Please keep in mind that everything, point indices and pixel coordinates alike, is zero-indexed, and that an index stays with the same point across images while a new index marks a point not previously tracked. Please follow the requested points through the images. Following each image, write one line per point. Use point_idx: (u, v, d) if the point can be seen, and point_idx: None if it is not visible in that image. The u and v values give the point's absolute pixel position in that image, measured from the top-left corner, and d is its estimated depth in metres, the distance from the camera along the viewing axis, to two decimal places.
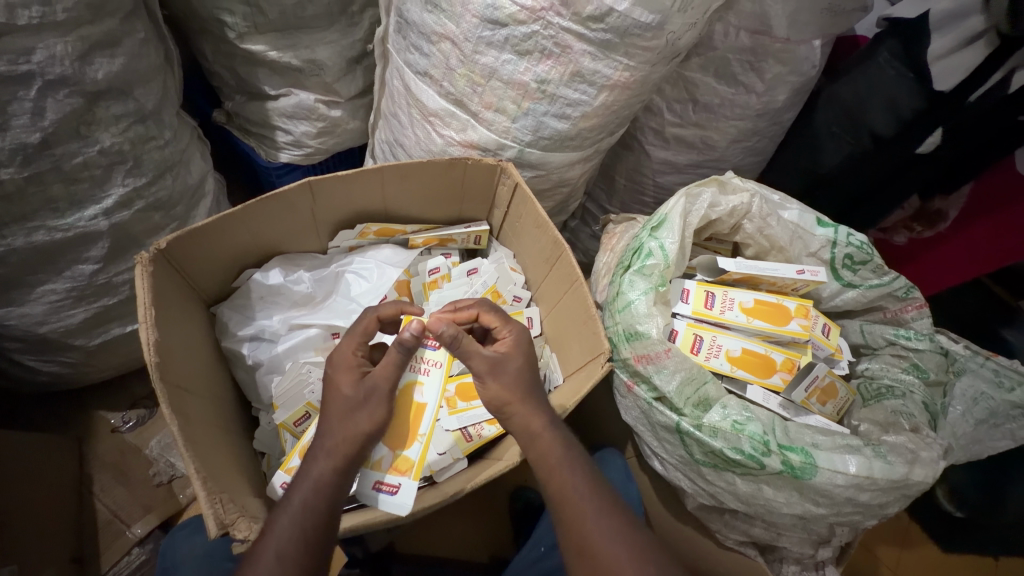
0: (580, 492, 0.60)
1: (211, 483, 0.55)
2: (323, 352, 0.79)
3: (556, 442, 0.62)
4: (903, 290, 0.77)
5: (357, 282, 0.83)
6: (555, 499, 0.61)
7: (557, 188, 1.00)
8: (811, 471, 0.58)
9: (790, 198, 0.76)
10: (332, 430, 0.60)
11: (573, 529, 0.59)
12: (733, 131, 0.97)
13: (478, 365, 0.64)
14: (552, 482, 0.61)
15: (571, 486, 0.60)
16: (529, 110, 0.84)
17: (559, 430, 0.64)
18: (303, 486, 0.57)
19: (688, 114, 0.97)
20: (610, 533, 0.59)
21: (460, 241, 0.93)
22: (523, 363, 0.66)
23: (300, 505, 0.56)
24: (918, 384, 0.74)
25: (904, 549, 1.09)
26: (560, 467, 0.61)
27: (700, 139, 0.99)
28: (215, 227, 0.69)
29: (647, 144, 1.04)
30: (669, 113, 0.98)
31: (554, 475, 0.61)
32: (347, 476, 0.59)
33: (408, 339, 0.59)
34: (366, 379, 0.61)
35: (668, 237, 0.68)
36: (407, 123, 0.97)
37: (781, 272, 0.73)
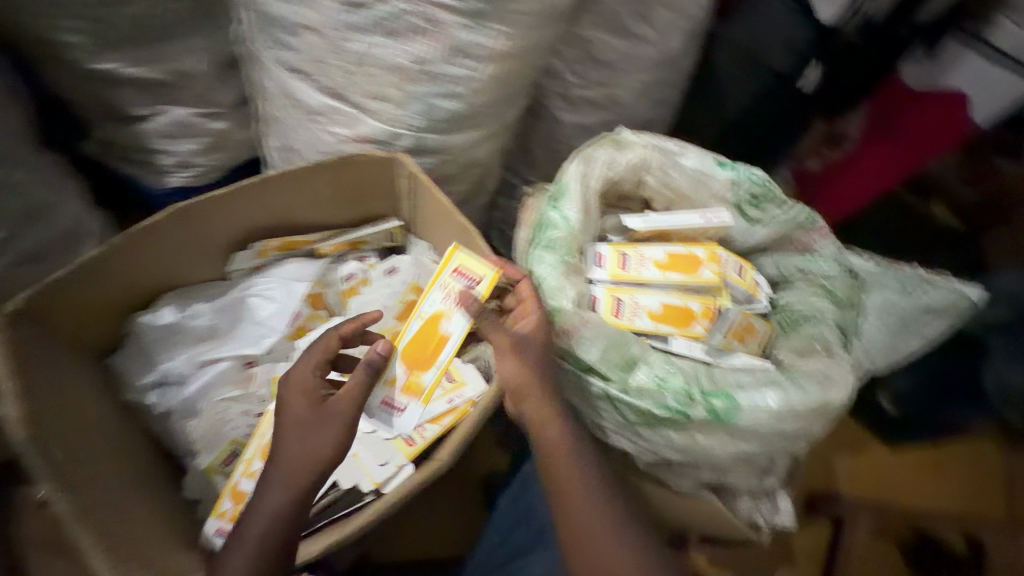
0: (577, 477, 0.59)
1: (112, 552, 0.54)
2: (240, 384, 0.74)
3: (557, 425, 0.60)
4: (806, 218, 0.79)
5: (263, 305, 0.78)
6: (563, 504, 0.58)
7: (467, 170, 0.97)
8: (735, 412, 0.60)
9: (687, 145, 0.76)
10: (288, 455, 0.57)
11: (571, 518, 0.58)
12: (638, 85, 0.96)
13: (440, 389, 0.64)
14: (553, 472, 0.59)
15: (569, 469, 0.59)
16: (416, 94, 0.79)
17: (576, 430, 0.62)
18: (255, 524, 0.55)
19: (590, 74, 0.95)
20: (613, 533, 0.57)
21: (373, 241, 0.89)
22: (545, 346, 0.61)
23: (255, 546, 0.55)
24: (831, 307, 0.76)
25: (860, 455, 1.17)
26: (571, 475, 0.59)
27: (607, 98, 0.98)
28: (84, 272, 0.63)
29: (554, 109, 1.01)
30: (572, 75, 0.96)
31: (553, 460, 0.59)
32: (306, 506, 0.57)
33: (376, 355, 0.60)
34: (325, 405, 0.59)
35: (569, 205, 0.67)
36: (293, 125, 0.91)
37: (689, 220, 0.74)
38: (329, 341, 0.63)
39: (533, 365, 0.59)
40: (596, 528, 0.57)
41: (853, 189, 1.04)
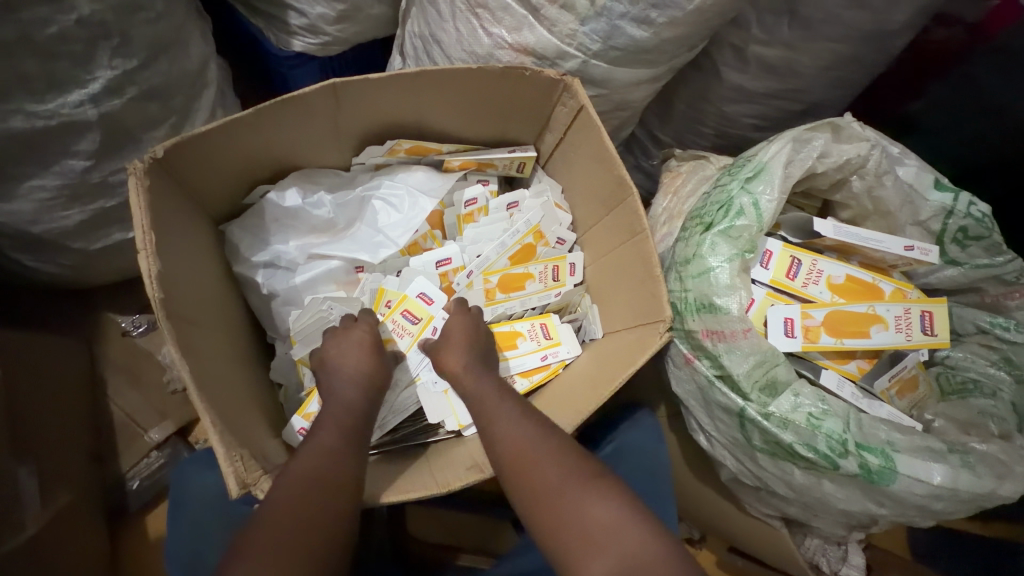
0: (553, 482, 0.51)
1: (229, 433, 0.50)
2: (346, 287, 0.72)
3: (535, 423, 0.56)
4: (1012, 275, 0.66)
5: (385, 211, 0.73)
6: (506, 463, 0.54)
7: (616, 111, 0.85)
8: (891, 477, 0.52)
9: (909, 151, 0.63)
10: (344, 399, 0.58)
11: (553, 527, 0.49)
12: (825, 56, 0.80)
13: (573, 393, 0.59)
14: (521, 472, 0.53)
15: (545, 471, 0.52)
16: (604, 10, 0.67)
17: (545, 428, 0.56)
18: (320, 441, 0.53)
19: (779, 32, 0.78)
20: (599, 504, 0.49)
21: (500, 166, 0.79)
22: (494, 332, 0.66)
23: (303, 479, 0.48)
24: (1007, 381, 0.66)
25: None
26: (530, 456, 0.53)
27: (785, 63, 0.81)
28: (220, 133, 0.57)
29: (719, 64, 0.86)
30: (758, 29, 0.79)
31: (526, 462, 0.53)
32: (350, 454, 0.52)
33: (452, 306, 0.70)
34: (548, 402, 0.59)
35: (764, 191, 0.56)
36: (447, 14, 0.79)
37: (887, 245, 0.63)
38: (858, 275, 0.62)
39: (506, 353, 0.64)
40: (560, 500, 0.50)
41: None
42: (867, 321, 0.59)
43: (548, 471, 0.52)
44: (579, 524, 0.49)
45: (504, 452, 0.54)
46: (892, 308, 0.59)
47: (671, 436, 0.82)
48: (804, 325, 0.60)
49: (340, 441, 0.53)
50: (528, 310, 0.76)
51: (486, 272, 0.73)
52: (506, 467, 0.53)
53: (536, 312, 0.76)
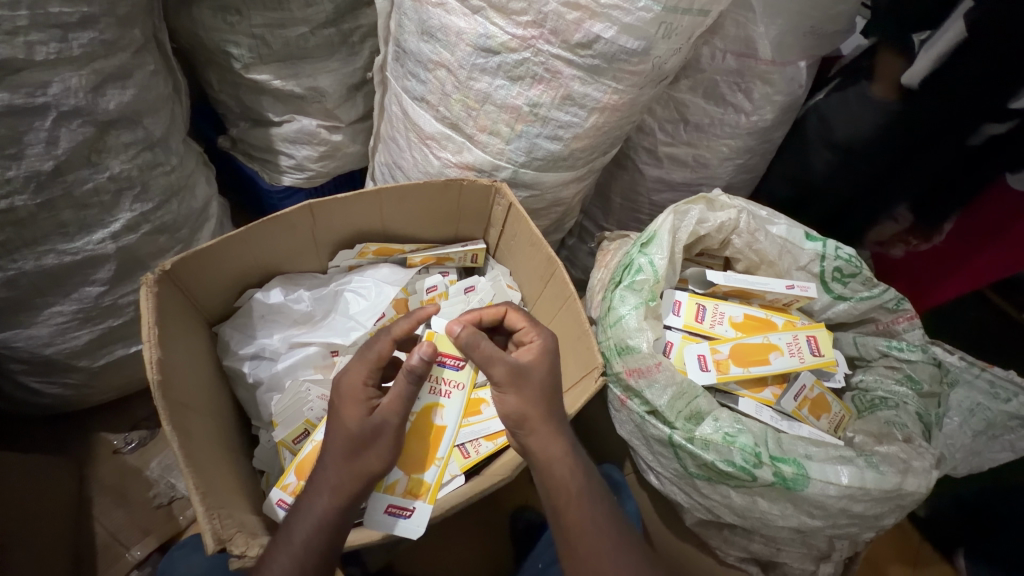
0: (585, 524, 0.62)
1: (211, 499, 0.57)
2: (322, 369, 0.80)
3: (576, 468, 0.64)
4: (893, 302, 0.78)
5: (356, 301, 0.85)
6: (551, 489, 0.63)
7: (551, 207, 1.02)
8: (803, 482, 0.59)
9: (778, 213, 0.78)
10: (335, 465, 0.61)
11: (582, 559, 0.61)
12: (724, 150, 0.99)
13: (499, 373, 0.63)
14: (566, 510, 0.63)
15: (579, 511, 0.63)
16: (523, 132, 0.86)
17: (577, 450, 0.65)
18: (317, 506, 0.59)
19: (679, 134, 1.00)
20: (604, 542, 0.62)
21: (457, 259, 0.94)
22: (548, 376, 0.64)
23: (302, 544, 0.57)
24: (912, 395, 0.74)
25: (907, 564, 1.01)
26: (579, 495, 0.63)
27: (692, 157, 1.01)
28: (217, 249, 0.72)
29: (639, 162, 1.06)
30: (661, 133, 1.01)
31: (571, 505, 0.63)
32: (348, 513, 0.60)
33: (417, 365, 0.60)
34: (523, 373, 0.63)
35: (657, 252, 0.70)
36: (405, 146, 0.99)
37: (770, 286, 0.75)
38: (755, 315, 0.74)
39: (534, 398, 0.63)
40: (585, 530, 0.62)
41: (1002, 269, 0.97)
42: (766, 350, 0.70)
43: (582, 515, 0.62)
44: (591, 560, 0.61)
45: (549, 487, 0.63)
46: (784, 336, 0.71)
47: (639, 489, 0.87)
48: (715, 359, 0.70)
49: (334, 501, 0.59)
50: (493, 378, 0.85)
51: None
52: (551, 494, 0.63)
53: None
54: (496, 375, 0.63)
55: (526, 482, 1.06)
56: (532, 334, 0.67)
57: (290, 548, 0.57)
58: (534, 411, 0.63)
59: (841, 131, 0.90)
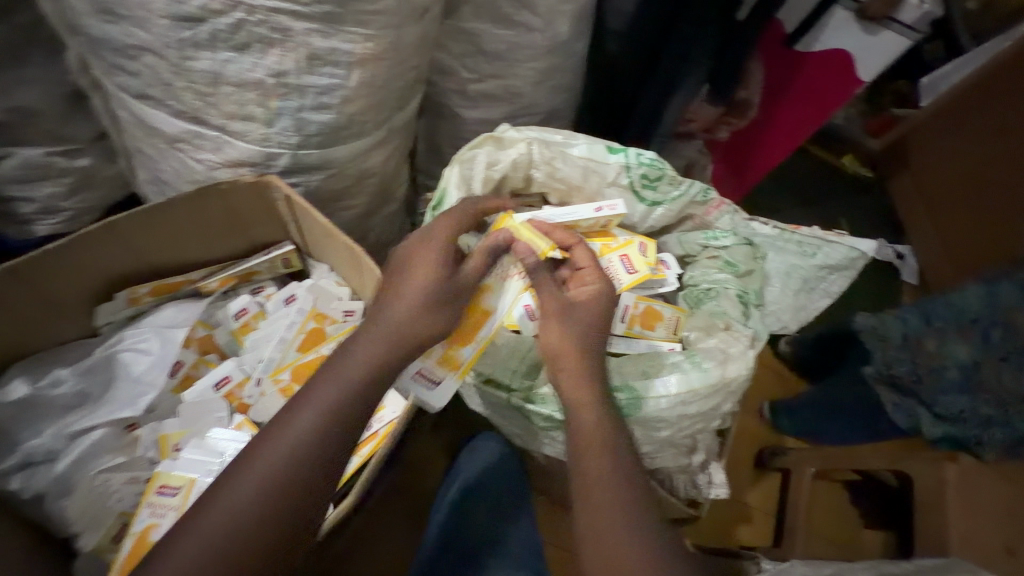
0: (600, 476, 0.53)
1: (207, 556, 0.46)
2: (123, 449, 0.68)
3: (602, 407, 0.57)
4: (700, 194, 0.79)
5: (137, 360, 0.71)
6: (579, 442, 0.55)
7: (361, 182, 0.91)
8: (638, 405, 0.60)
9: (574, 134, 0.74)
10: (318, 404, 0.52)
11: (591, 514, 0.52)
12: (531, 74, 0.92)
13: (547, 304, 0.62)
14: (584, 461, 0.54)
15: (594, 462, 0.54)
16: (281, 109, 0.73)
17: (565, 398, 0.59)
18: (245, 481, 0.49)
19: (481, 66, 0.91)
20: (617, 495, 0.52)
21: (267, 270, 0.82)
22: (597, 301, 0.62)
23: (228, 525, 0.47)
24: (731, 279, 0.77)
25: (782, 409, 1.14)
26: (603, 450, 0.54)
27: (504, 89, 0.95)
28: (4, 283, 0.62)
29: (454, 106, 0.99)
30: (464, 70, 0.93)
31: (590, 454, 0.54)
32: (287, 496, 0.49)
33: (450, 245, 0.60)
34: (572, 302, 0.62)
35: (448, 214, 0.63)
36: (157, 156, 0.82)
37: (581, 214, 0.72)
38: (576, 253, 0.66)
39: (580, 321, 0.60)
40: (595, 491, 0.53)
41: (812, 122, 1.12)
42: None
43: (603, 463, 0.54)
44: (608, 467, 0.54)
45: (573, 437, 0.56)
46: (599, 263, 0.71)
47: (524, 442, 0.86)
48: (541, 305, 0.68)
49: (265, 484, 0.49)
50: None
51: (275, 372, 0.75)
52: (572, 446, 0.55)
53: None
54: (546, 308, 0.62)
55: (429, 466, 1.02)
56: (592, 276, 0.64)
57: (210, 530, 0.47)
58: (576, 334, 0.59)
59: (626, 20, 0.91)
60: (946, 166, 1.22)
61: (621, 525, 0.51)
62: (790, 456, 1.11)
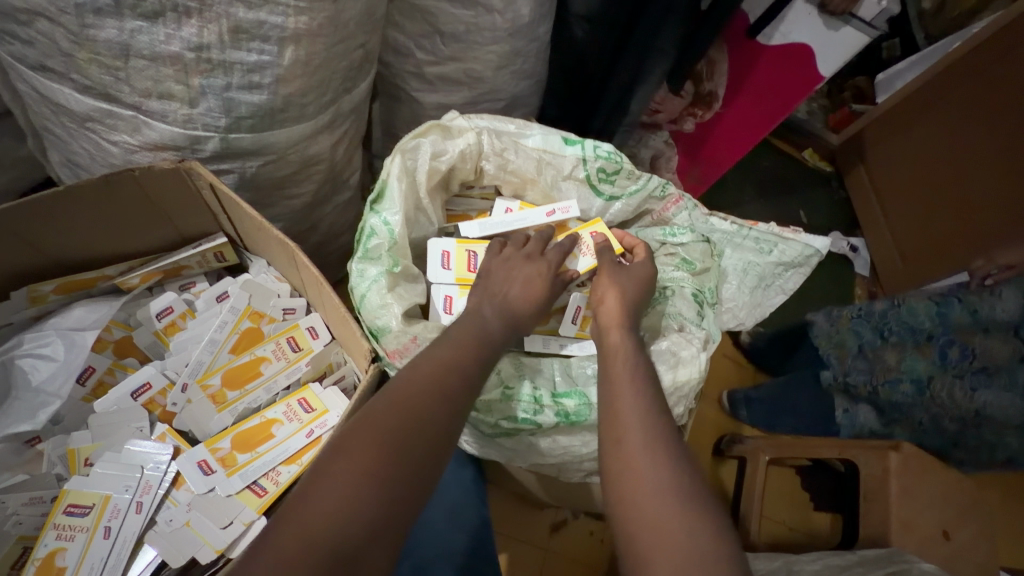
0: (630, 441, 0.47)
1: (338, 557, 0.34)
2: (21, 468, 0.62)
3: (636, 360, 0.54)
4: (658, 189, 0.77)
5: (37, 367, 0.65)
6: (607, 412, 0.50)
7: (305, 169, 0.84)
8: (587, 410, 0.57)
9: (529, 123, 0.70)
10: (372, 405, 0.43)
11: (624, 485, 0.44)
12: (493, 57, 0.87)
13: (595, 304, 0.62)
14: (613, 429, 0.49)
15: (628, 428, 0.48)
16: (205, 87, 0.66)
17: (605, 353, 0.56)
18: (330, 479, 0.37)
19: (439, 48, 0.85)
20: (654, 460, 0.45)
21: (196, 264, 0.76)
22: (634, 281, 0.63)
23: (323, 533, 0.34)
24: (687, 278, 0.75)
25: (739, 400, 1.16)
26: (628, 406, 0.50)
27: (463, 73, 0.89)
28: None
29: (411, 89, 0.93)
30: (421, 51, 0.86)
31: (616, 420, 0.49)
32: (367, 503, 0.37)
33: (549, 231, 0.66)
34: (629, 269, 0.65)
35: (389, 208, 0.58)
36: (67, 135, 0.73)
37: (532, 219, 0.69)
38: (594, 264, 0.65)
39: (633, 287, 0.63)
40: (637, 455, 0.45)
41: (762, 125, 1.13)
42: None
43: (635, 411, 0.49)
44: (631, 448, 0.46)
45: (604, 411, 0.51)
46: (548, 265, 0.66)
47: None
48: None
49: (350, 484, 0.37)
50: (280, 393, 0.72)
51: (203, 378, 0.69)
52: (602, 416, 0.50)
53: (290, 390, 0.71)
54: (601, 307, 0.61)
55: None
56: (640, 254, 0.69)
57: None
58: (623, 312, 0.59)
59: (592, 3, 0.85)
60: (899, 172, 1.26)
61: (672, 495, 0.43)
62: (747, 444, 1.08)
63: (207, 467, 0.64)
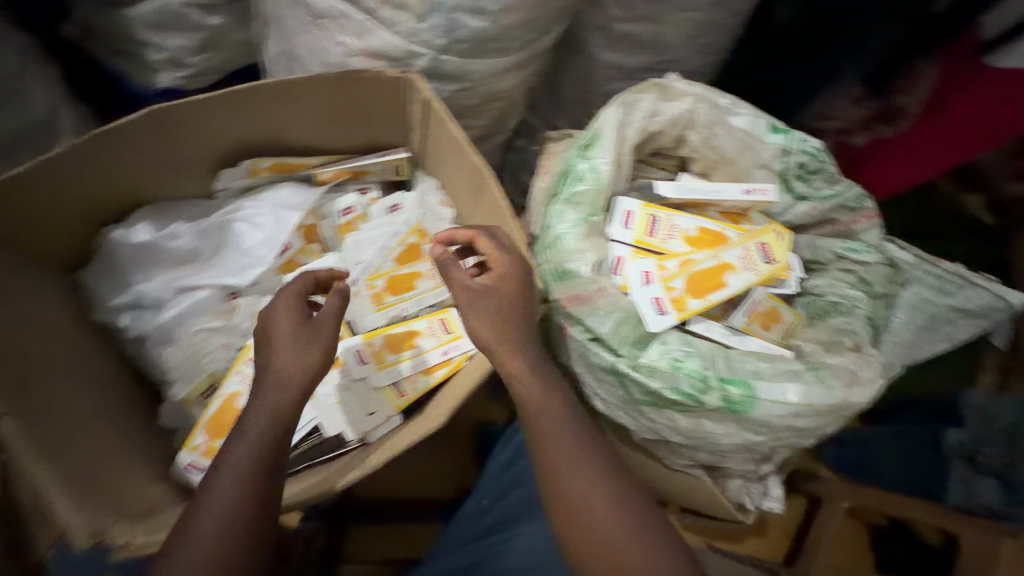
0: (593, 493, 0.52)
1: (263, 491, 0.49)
2: (221, 315, 0.69)
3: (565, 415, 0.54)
4: (854, 200, 0.71)
5: (249, 232, 0.71)
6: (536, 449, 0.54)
7: (487, 104, 0.86)
8: (751, 404, 0.56)
9: (742, 101, 0.67)
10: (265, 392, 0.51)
11: (575, 524, 0.52)
12: (690, 24, 0.82)
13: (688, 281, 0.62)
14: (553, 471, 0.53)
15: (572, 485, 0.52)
16: (437, 4, 0.68)
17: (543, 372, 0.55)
18: (225, 490, 0.48)
19: (636, 7, 0.80)
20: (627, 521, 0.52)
21: (377, 172, 0.79)
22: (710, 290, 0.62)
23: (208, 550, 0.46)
24: (863, 299, 0.70)
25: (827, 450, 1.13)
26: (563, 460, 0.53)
27: (652, 36, 0.85)
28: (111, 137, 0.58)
29: (591, 47, 0.88)
30: (616, 6, 0.82)
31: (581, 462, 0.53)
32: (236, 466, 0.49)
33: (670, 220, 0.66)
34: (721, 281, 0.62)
35: (600, 156, 0.59)
36: (296, 29, 0.79)
37: (729, 193, 0.67)
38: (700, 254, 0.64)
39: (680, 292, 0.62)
40: (597, 506, 0.52)
41: (940, 155, 0.90)
42: (720, 272, 0.62)
43: (579, 472, 0.52)
44: (560, 467, 0.53)
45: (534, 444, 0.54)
46: (737, 251, 0.64)
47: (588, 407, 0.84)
48: (671, 299, 0.60)
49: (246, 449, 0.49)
50: (424, 309, 0.76)
51: (371, 277, 0.74)
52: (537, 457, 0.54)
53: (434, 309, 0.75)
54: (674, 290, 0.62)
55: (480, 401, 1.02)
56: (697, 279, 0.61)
57: (194, 551, 0.46)
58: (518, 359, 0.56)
59: None
60: None
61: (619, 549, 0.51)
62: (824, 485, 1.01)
63: (363, 357, 0.69)
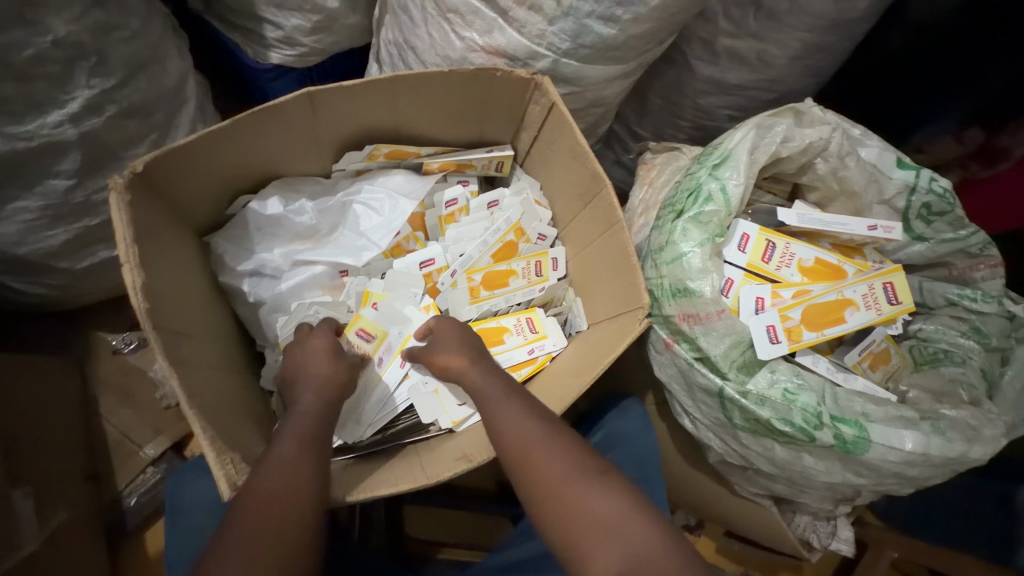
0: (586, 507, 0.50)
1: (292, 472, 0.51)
2: (332, 291, 0.74)
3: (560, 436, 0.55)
4: (978, 247, 0.68)
5: (367, 215, 0.75)
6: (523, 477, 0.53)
7: (591, 109, 0.86)
8: (864, 446, 0.55)
9: (871, 133, 0.66)
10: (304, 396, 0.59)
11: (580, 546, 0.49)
12: (795, 46, 0.77)
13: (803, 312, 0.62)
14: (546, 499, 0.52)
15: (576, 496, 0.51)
16: (571, 9, 0.69)
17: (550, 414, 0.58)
18: (267, 476, 0.49)
19: (745, 23, 0.76)
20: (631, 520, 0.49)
21: (480, 166, 0.81)
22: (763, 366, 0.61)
23: (249, 526, 0.45)
24: (977, 350, 0.68)
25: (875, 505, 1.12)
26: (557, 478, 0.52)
27: (756, 54, 0.79)
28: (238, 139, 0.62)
29: (691, 57, 0.84)
30: (725, 20, 0.77)
31: (560, 481, 0.52)
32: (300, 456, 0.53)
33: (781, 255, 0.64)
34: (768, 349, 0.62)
35: (731, 176, 0.59)
36: (419, 20, 0.80)
37: (853, 227, 0.66)
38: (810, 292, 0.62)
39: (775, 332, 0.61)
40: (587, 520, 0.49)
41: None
42: (840, 306, 0.62)
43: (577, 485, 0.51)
44: (580, 507, 0.50)
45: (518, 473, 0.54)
46: (859, 288, 0.62)
47: (660, 422, 0.84)
48: (785, 328, 0.60)
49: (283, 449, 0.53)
50: (512, 306, 0.77)
51: (469, 271, 0.75)
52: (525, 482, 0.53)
53: (521, 307, 0.76)
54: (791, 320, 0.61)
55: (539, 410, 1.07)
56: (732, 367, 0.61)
57: (231, 533, 0.45)
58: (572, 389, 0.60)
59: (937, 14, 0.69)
60: None
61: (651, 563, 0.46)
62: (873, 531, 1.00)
63: None
